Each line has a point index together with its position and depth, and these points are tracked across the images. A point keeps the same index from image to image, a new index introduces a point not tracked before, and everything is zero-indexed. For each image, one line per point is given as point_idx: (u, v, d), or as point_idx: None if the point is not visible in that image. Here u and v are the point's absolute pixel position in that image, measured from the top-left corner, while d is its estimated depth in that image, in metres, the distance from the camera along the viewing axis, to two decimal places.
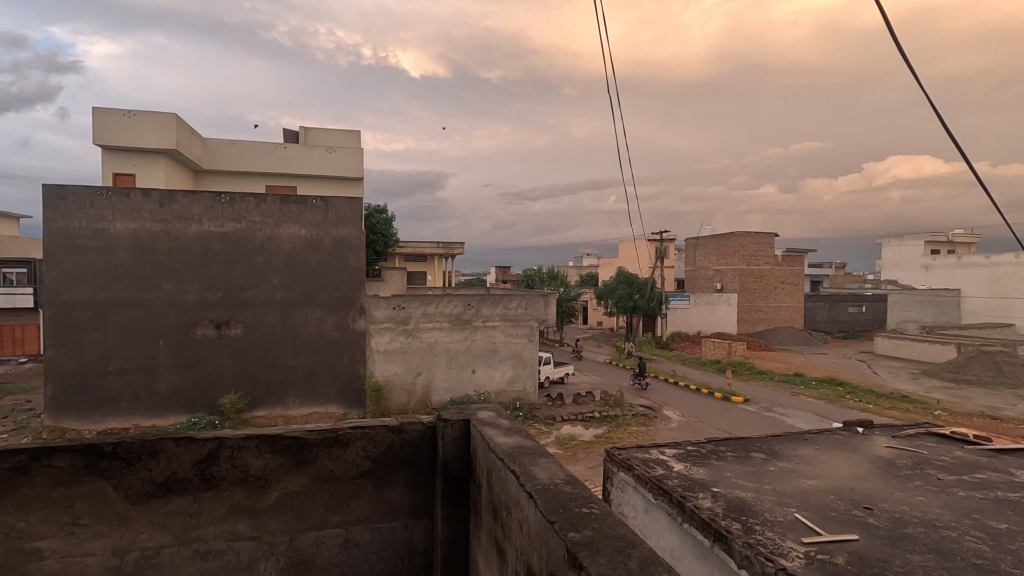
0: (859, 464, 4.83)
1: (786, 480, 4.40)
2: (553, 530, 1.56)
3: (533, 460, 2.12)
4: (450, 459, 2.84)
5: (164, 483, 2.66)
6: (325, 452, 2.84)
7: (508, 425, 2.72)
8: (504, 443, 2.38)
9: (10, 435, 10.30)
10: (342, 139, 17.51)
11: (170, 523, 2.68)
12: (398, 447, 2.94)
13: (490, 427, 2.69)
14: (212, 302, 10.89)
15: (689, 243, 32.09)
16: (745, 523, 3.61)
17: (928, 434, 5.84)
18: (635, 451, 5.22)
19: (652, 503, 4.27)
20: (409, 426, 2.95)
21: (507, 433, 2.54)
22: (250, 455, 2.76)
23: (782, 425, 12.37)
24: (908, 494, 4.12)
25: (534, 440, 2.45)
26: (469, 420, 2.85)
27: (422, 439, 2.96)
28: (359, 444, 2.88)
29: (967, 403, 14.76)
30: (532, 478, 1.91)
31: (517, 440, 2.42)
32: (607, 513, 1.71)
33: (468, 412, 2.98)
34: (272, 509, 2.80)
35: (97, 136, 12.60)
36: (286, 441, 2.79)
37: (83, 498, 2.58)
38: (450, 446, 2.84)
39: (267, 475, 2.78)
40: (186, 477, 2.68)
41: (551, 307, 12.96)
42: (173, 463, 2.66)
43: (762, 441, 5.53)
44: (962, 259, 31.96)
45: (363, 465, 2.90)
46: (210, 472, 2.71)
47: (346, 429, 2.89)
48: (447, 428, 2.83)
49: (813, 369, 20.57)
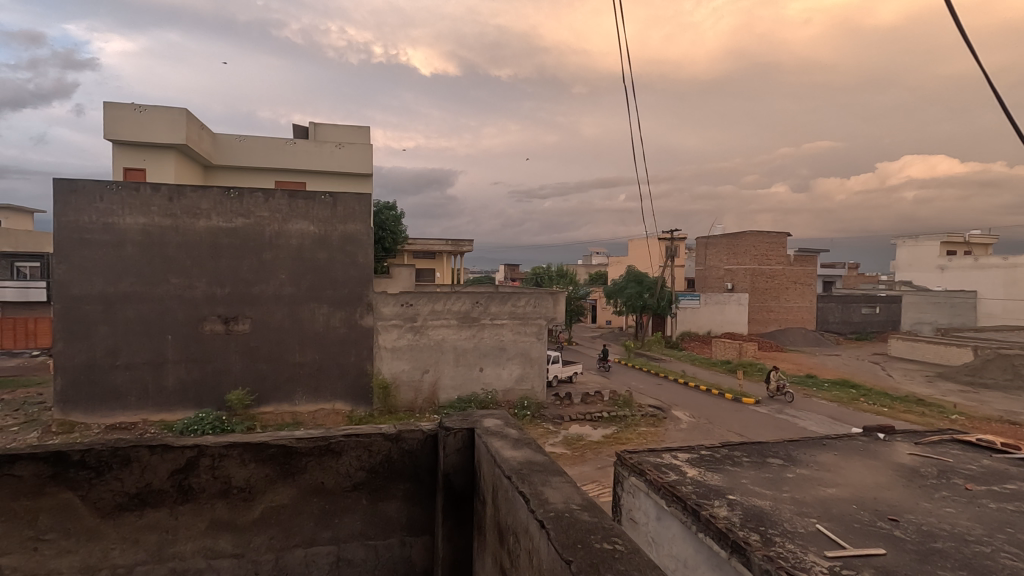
0: (881, 472, 4.62)
1: (805, 488, 4.22)
2: (569, 570, 1.40)
3: (545, 480, 1.96)
4: (452, 471, 2.69)
5: (138, 495, 2.54)
6: (314, 461, 2.71)
7: (515, 435, 2.57)
8: (513, 458, 2.21)
9: (21, 427, 10.33)
10: (351, 136, 17.48)
11: (145, 539, 2.56)
12: (395, 457, 2.80)
13: (496, 437, 2.53)
14: (220, 298, 10.83)
15: (699, 242, 31.81)
16: (763, 533, 3.44)
17: (953, 441, 5.61)
18: (646, 455, 5.04)
19: (665, 511, 4.12)
20: (408, 435, 2.82)
21: (514, 446, 2.38)
22: (232, 465, 2.63)
23: (796, 428, 12.14)
24: (935, 505, 3.93)
25: (546, 455, 2.30)
26: (473, 429, 2.71)
27: (422, 449, 2.82)
28: (352, 454, 2.75)
29: (985, 408, 14.40)
30: (544, 504, 1.74)
31: (527, 455, 2.26)
32: (633, 550, 1.55)
33: (472, 420, 2.83)
34: (256, 524, 2.67)
35: (108, 131, 12.59)
36: (273, 450, 2.67)
37: (48, 510, 2.47)
38: (452, 457, 2.69)
39: (251, 487, 2.66)
40: (161, 488, 2.56)
41: (560, 305, 12.74)
42: (147, 473, 2.54)
43: (779, 446, 5.34)
44: (979, 261, 31.38)
45: (357, 476, 2.77)
46: (188, 483, 2.59)
47: (339, 437, 2.75)
48: (449, 438, 2.69)
49: (825, 370, 20.26)
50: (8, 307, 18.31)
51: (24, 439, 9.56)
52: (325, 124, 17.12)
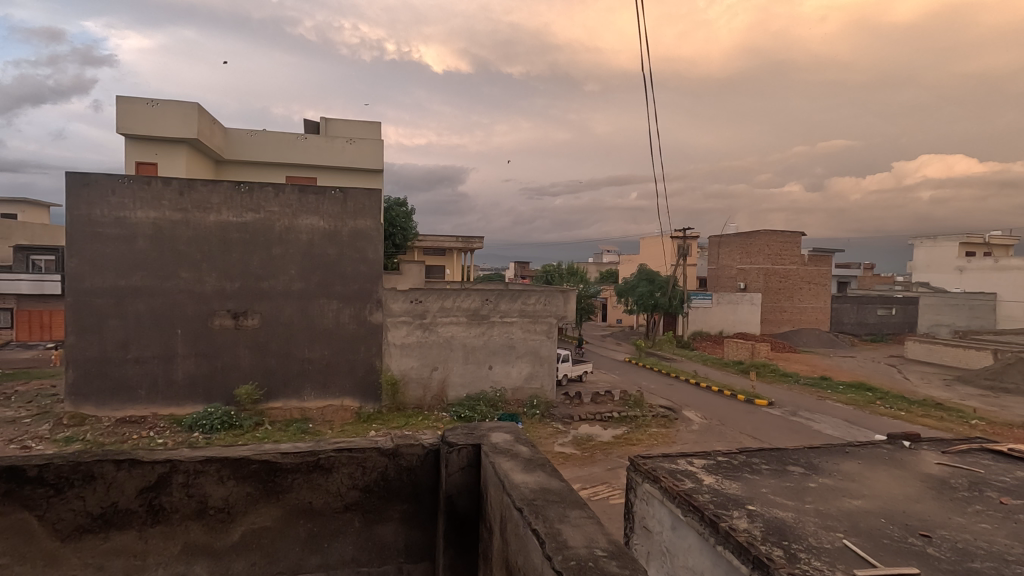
0: (910, 483, 4.40)
1: (829, 500, 4.01)
2: None
3: (564, 515, 1.78)
4: (456, 492, 2.54)
5: (102, 515, 2.41)
6: (301, 479, 2.59)
7: (526, 454, 2.41)
8: (524, 485, 2.04)
9: (34, 419, 10.35)
10: (362, 131, 17.44)
11: (110, 564, 2.41)
12: (391, 474, 2.68)
13: (503, 456, 2.37)
14: (230, 292, 10.78)
15: (712, 241, 31.40)
16: (787, 549, 3.24)
17: (982, 450, 5.35)
18: (661, 460, 4.85)
19: (681, 520, 3.93)
20: (405, 450, 2.69)
21: (526, 469, 2.21)
22: (208, 482, 2.51)
23: (810, 431, 11.84)
24: (970, 521, 3.71)
25: (560, 481, 2.12)
26: (479, 445, 2.56)
27: (422, 466, 2.70)
28: (343, 471, 2.63)
29: (1006, 413, 13.96)
30: (562, 548, 1.57)
31: (540, 481, 2.09)
32: None
33: (477, 435, 2.68)
34: (236, 548, 2.54)
35: (119, 125, 12.56)
36: (255, 467, 2.54)
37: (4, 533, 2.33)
38: (454, 476, 2.54)
39: (230, 507, 2.54)
40: (129, 508, 2.44)
41: (570, 303, 12.50)
42: (113, 492, 2.42)
43: (800, 453, 5.13)
44: (999, 262, 30.62)
45: (350, 496, 2.65)
46: (158, 502, 2.47)
47: (328, 453, 2.63)
48: (452, 456, 2.53)
49: (840, 372, 19.89)
50: (24, 300, 18.46)
51: (36, 431, 9.56)
52: (336, 119, 17.07)
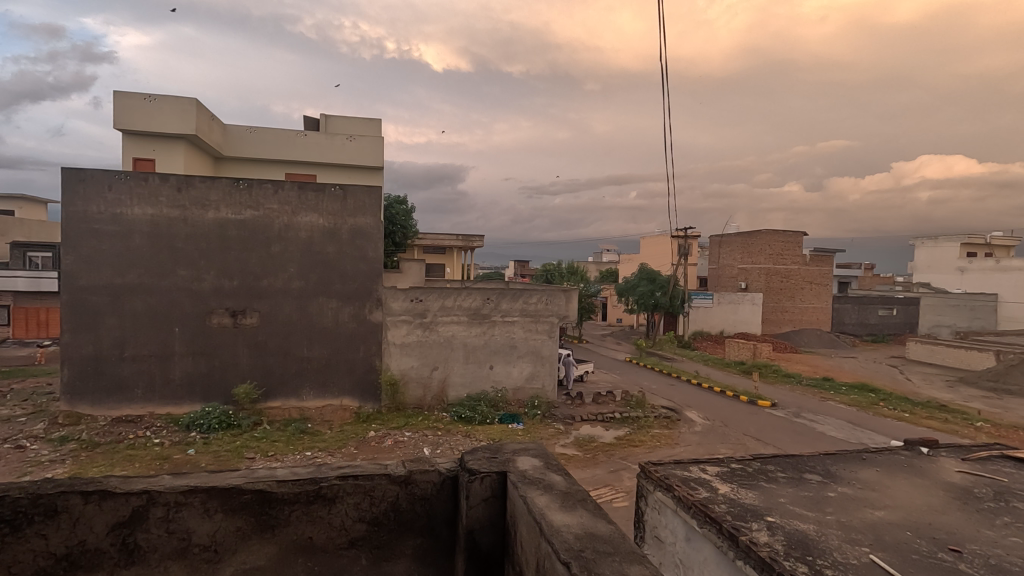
0: (932, 493, 4.22)
1: (851, 511, 3.84)
2: None
3: (619, 572, 1.61)
4: (478, 527, 2.37)
5: (67, 556, 2.24)
6: (300, 511, 2.43)
7: (561, 486, 2.25)
8: (566, 529, 1.86)
9: (28, 418, 10.15)
10: (362, 128, 17.26)
11: None
12: (402, 504, 2.53)
13: (535, 488, 2.21)
14: (228, 290, 10.60)
15: (713, 241, 31.25)
16: (812, 565, 3.08)
17: (1002, 457, 5.19)
18: (672, 468, 4.67)
19: (696, 531, 3.77)
20: (419, 478, 2.54)
21: (564, 506, 2.04)
22: (192, 516, 2.34)
23: (814, 433, 11.70)
24: (999, 534, 3.54)
25: (604, 522, 1.96)
26: (504, 474, 2.40)
27: (437, 495, 2.55)
28: (349, 501, 2.47)
29: (1011, 415, 13.82)
30: None
31: (585, 524, 1.91)
32: None
33: (501, 460, 2.52)
34: None
35: (116, 120, 12.34)
36: (248, 497, 2.38)
37: None
38: (477, 509, 2.37)
39: (217, 544, 2.37)
40: (100, 548, 2.27)
41: (573, 303, 12.31)
42: (83, 528, 2.26)
43: (816, 459, 4.96)
44: (1001, 262, 30.40)
45: (354, 528, 2.49)
46: (134, 539, 2.30)
47: (332, 482, 2.47)
48: (474, 486, 2.37)
49: (841, 373, 19.76)
50: (21, 297, 18.25)
51: (31, 431, 9.35)
52: (336, 116, 16.89)
